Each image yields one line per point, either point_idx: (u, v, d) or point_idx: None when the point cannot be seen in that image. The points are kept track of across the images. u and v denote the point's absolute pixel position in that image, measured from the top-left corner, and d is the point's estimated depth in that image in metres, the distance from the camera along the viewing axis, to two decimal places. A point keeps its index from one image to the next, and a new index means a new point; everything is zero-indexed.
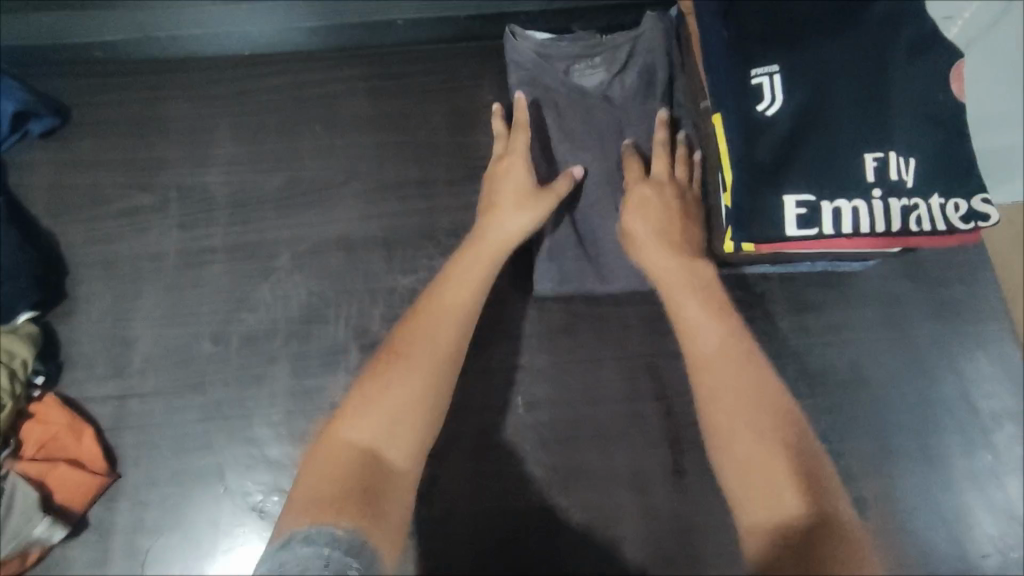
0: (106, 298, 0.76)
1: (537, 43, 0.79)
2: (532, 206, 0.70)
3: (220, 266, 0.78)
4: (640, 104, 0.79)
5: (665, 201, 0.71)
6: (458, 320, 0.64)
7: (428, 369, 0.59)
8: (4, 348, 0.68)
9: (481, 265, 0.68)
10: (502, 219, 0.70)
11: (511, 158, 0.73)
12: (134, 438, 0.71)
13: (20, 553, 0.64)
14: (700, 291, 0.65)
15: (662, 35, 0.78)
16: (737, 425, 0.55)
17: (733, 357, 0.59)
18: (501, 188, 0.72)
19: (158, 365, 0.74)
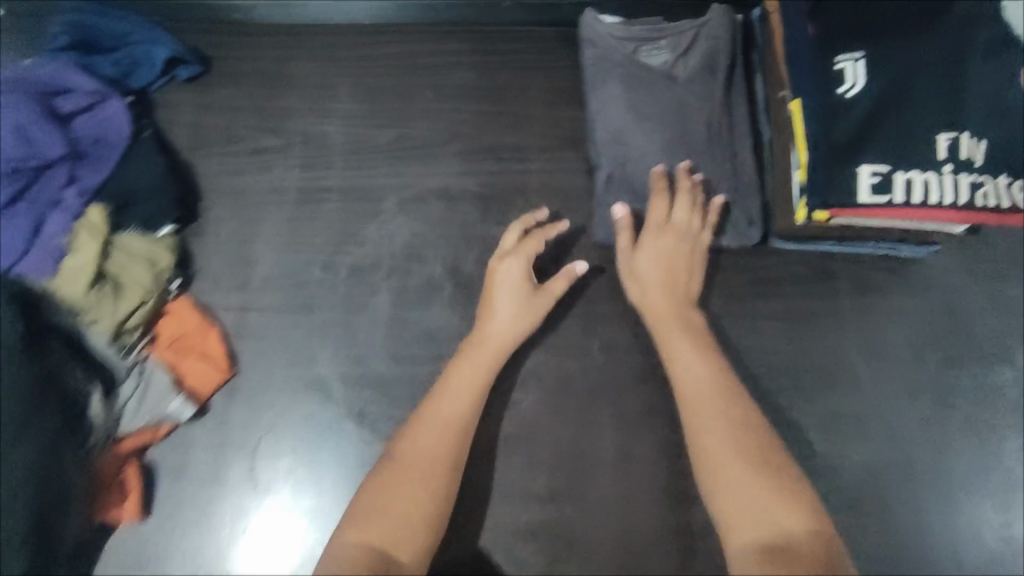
0: (233, 222, 0.87)
1: (613, 27, 0.91)
2: (522, 317, 0.76)
3: (335, 204, 0.88)
4: (703, 84, 0.90)
5: (666, 268, 0.80)
6: (456, 437, 0.69)
7: (429, 476, 0.66)
8: (150, 254, 0.80)
9: (481, 373, 0.74)
10: (498, 333, 0.76)
11: (512, 259, 0.79)
12: (252, 344, 0.80)
13: (155, 426, 0.74)
14: (697, 349, 0.74)
15: (725, 25, 0.91)
16: (726, 460, 0.64)
17: (722, 398, 0.69)
18: (502, 295, 0.77)
19: (275, 283, 0.83)
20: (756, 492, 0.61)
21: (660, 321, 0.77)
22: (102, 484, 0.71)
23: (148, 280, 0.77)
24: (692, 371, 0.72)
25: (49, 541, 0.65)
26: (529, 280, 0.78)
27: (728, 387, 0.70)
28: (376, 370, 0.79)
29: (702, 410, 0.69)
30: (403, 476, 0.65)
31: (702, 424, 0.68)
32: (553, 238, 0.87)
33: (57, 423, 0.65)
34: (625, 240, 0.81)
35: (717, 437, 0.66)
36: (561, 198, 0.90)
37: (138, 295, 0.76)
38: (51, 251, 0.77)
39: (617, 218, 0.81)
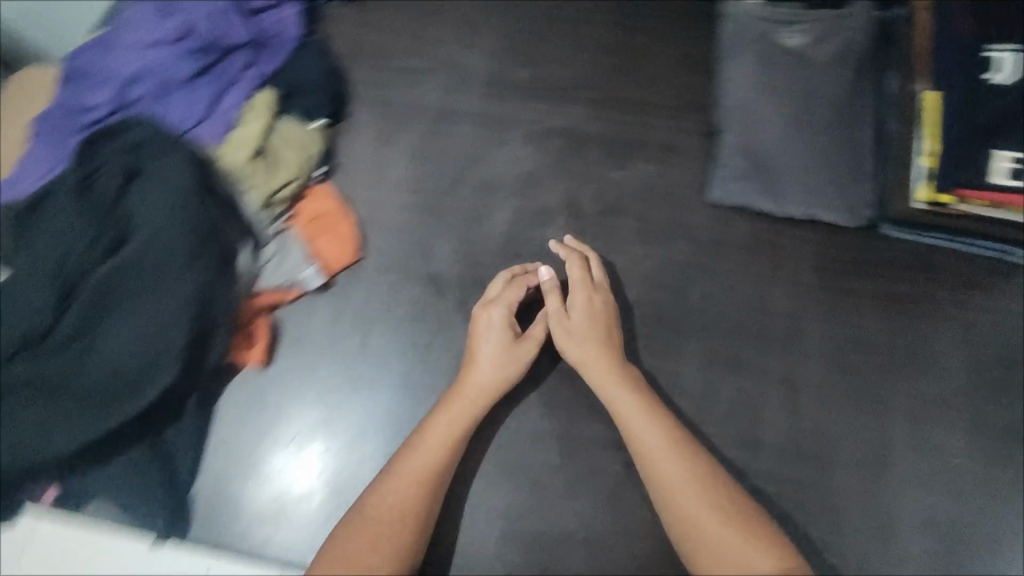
0: (376, 128, 0.95)
1: (754, 6, 0.95)
2: (508, 367, 0.76)
3: (470, 126, 0.95)
4: (835, 70, 0.92)
5: (605, 328, 0.77)
6: (422, 493, 0.68)
7: (395, 520, 0.66)
8: (303, 139, 0.88)
9: (451, 421, 0.72)
10: (478, 383, 0.75)
11: (499, 308, 0.78)
12: (378, 233, 0.88)
13: (286, 290, 0.82)
14: (663, 420, 0.71)
15: (866, 17, 0.93)
16: (704, 529, 0.64)
17: (687, 464, 0.68)
18: (486, 342, 0.77)
19: (406, 185, 0.91)
20: (737, 547, 0.62)
21: (607, 392, 0.74)
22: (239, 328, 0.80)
23: (300, 160, 0.87)
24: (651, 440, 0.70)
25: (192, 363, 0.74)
26: (513, 330, 0.77)
27: (687, 449, 0.69)
28: (485, 277, 0.85)
29: (673, 484, 0.67)
30: (371, 533, 0.64)
31: (675, 496, 0.67)
32: (667, 188, 0.91)
33: (214, 265, 0.76)
34: (553, 300, 0.79)
35: (689, 499, 0.66)
36: (678, 152, 0.94)
37: (290, 171, 0.86)
38: (221, 121, 0.86)
39: (543, 280, 0.80)
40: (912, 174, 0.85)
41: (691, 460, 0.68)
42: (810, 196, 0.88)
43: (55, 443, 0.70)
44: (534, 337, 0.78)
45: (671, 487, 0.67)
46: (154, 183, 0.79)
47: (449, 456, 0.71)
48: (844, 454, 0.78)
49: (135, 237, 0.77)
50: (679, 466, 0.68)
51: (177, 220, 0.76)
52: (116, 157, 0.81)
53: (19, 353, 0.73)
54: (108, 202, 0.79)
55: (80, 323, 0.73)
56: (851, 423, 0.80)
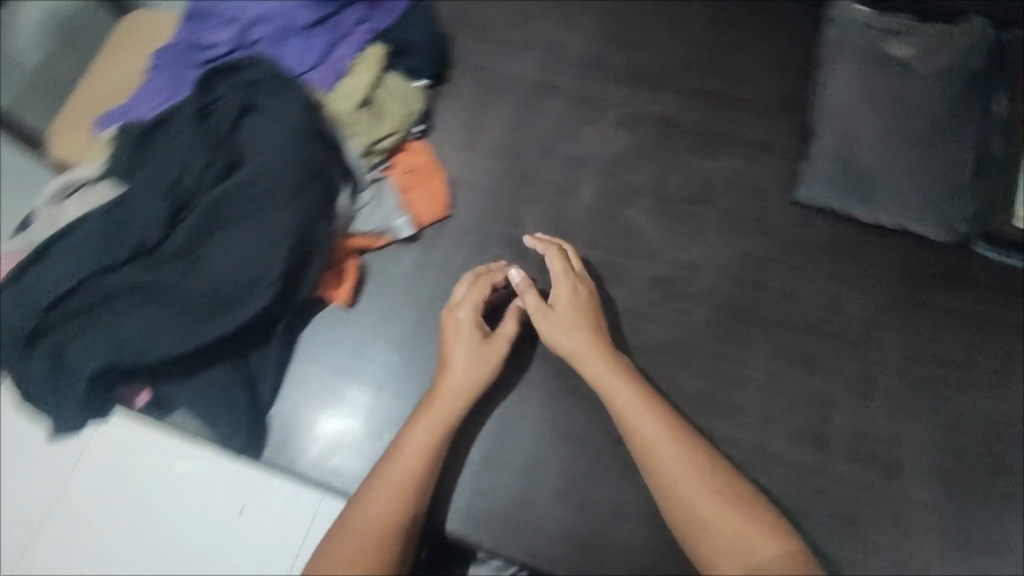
0: (472, 94, 0.97)
1: (867, 13, 0.95)
2: (478, 366, 0.74)
3: (564, 102, 0.97)
4: (944, 82, 0.91)
5: (587, 334, 0.75)
6: (404, 496, 0.66)
7: (383, 517, 0.64)
8: (406, 95, 0.91)
9: (434, 423, 0.71)
10: (453, 383, 0.73)
11: (460, 310, 0.77)
12: (467, 195, 0.90)
13: (377, 235, 0.86)
14: (658, 414, 0.69)
15: (985, 35, 0.92)
16: (707, 524, 0.62)
17: (684, 459, 0.66)
18: (454, 342, 0.75)
19: (497, 153, 0.93)
20: (734, 524, 0.62)
21: (608, 386, 0.72)
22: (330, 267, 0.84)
23: (401, 116, 0.90)
24: (646, 433, 0.68)
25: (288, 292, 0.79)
26: (480, 330, 0.76)
27: (683, 439, 0.68)
28: (567, 249, 0.87)
29: (671, 473, 0.65)
30: (357, 543, 0.62)
31: (675, 493, 0.65)
32: (755, 183, 0.91)
33: (321, 203, 0.81)
34: (529, 299, 0.77)
35: (689, 486, 0.64)
36: (771, 149, 0.93)
37: (391, 124, 0.89)
38: (332, 69, 0.90)
39: (516, 283, 0.79)
40: (1015, 200, 0.86)
41: (688, 447, 0.67)
42: (903, 206, 0.87)
43: (158, 348, 0.74)
44: (504, 336, 0.77)
45: (668, 476, 0.65)
46: (268, 119, 0.83)
47: (432, 456, 0.69)
48: (918, 464, 0.77)
49: (246, 166, 0.81)
50: (675, 457, 0.66)
51: (288, 156, 0.80)
52: (234, 92, 0.86)
53: (82, 283, 0.75)
54: (222, 132, 0.83)
55: (190, 240, 0.78)
56: (924, 437, 0.78)
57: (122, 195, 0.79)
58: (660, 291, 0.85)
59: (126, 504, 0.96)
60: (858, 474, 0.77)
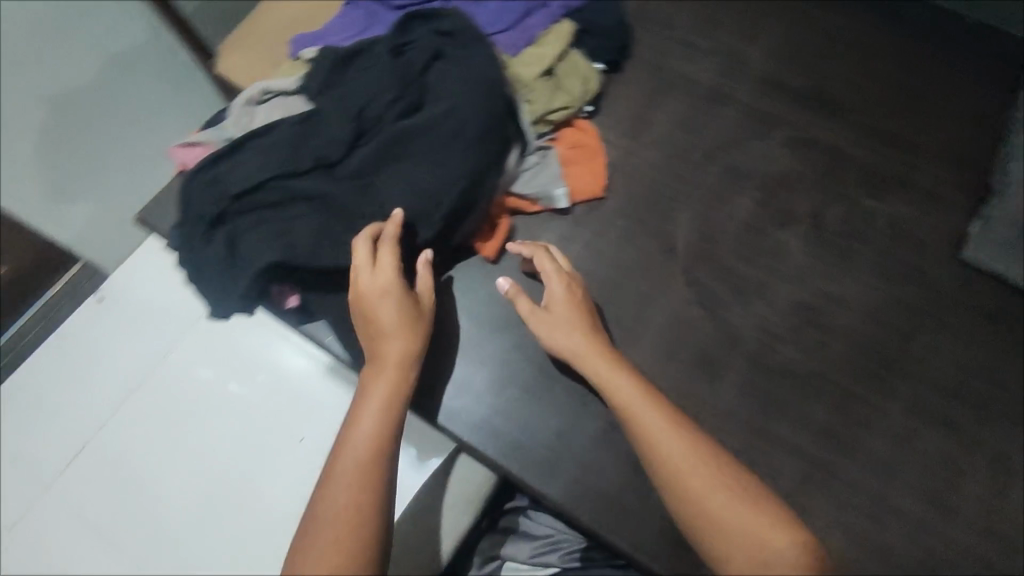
0: (646, 87, 0.98)
1: None
2: (413, 333, 0.74)
3: (734, 112, 0.96)
4: None
5: (567, 338, 0.75)
6: (371, 456, 0.65)
7: (354, 480, 0.63)
8: (587, 73, 0.93)
9: (387, 389, 0.71)
10: (394, 354, 0.72)
11: (383, 278, 0.74)
12: (624, 182, 0.92)
13: (533, 201, 0.89)
14: (656, 406, 0.68)
15: None
16: (708, 515, 0.60)
17: (682, 449, 0.64)
18: (382, 310, 0.73)
19: (660, 148, 0.94)
20: (740, 514, 0.60)
21: (610, 381, 0.71)
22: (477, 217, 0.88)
23: (577, 93, 0.91)
24: (644, 422, 0.67)
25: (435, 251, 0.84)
26: (406, 295, 0.75)
27: (686, 432, 0.65)
28: (712, 255, 0.87)
29: (671, 464, 0.63)
30: (330, 517, 0.61)
31: (671, 479, 0.63)
32: (918, 232, 0.88)
33: (494, 157, 0.84)
34: (520, 303, 0.78)
35: (691, 478, 0.62)
36: (940, 201, 0.90)
37: (567, 99, 0.91)
38: (522, 36, 0.93)
39: (506, 290, 0.79)
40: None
41: (690, 437, 0.65)
42: None
43: (321, 261, 0.79)
44: (424, 306, 0.77)
45: (668, 468, 0.63)
46: (456, 69, 0.86)
47: (389, 417, 0.69)
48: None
49: (429, 108, 0.84)
50: (673, 449, 0.64)
51: (476, 105, 0.83)
52: (427, 36, 0.89)
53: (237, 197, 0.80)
54: (413, 68, 0.86)
55: (364, 166, 0.82)
56: None
57: (313, 111, 0.84)
58: (801, 317, 0.83)
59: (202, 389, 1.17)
60: (983, 548, 0.73)
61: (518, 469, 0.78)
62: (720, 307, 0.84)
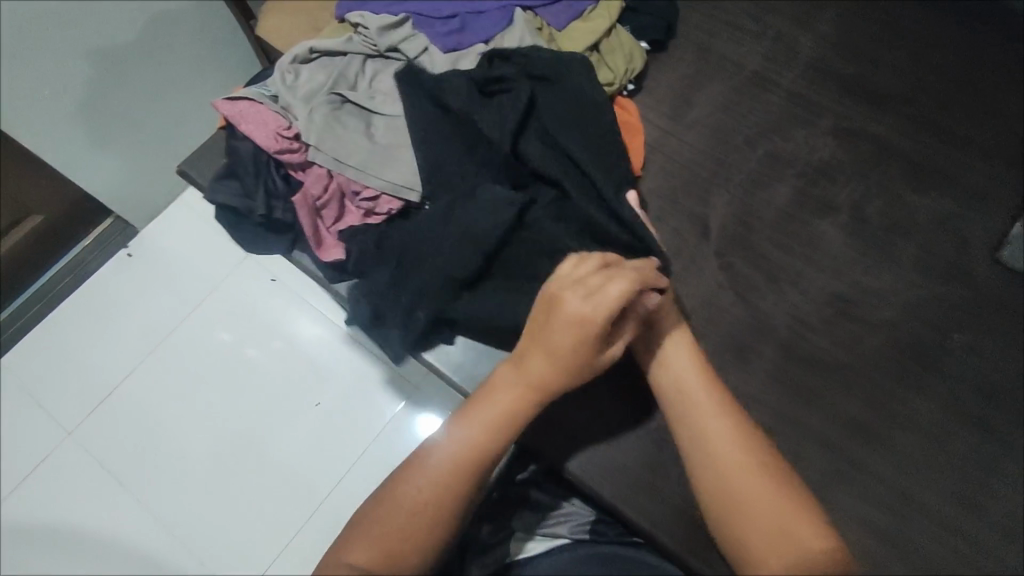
0: (691, 68, 0.98)
1: None
2: (575, 370, 0.65)
3: (778, 100, 0.95)
4: None
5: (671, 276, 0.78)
6: (472, 461, 0.65)
7: (447, 476, 0.64)
8: (631, 51, 0.93)
9: (517, 404, 0.67)
10: (537, 376, 0.66)
11: (586, 305, 0.63)
12: (662, 162, 0.92)
13: None
14: (715, 395, 0.66)
15: None
16: (729, 469, 0.62)
17: (712, 408, 0.65)
18: (563, 332, 0.64)
19: (702, 130, 0.94)
20: (773, 509, 0.60)
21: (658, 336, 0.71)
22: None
23: (621, 70, 0.91)
24: (678, 379, 0.68)
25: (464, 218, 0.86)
26: (591, 334, 0.63)
27: (734, 423, 0.64)
28: (749, 240, 0.87)
29: (715, 453, 0.63)
30: (410, 499, 0.64)
31: (701, 432, 0.64)
32: (960, 230, 0.87)
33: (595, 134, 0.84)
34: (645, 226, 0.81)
35: (729, 466, 0.62)
36: (984, 199, 0.88)
37: (610, 76, 0.90)
38: (569, 10, 0.92)
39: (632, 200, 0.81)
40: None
41: (736, 426, 0.64)
42: None
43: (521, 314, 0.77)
44: (613, 347, 0.66)
45: (711, 456, 0.63)
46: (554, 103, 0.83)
47: (505, 430, 0.66)
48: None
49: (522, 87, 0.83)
50: (720, 440, 0.63)
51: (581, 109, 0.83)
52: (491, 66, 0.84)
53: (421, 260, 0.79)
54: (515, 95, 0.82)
55: (516, 200, 0.78)
56: None
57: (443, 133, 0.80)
58: (834, 308, 0.83)
59: (224, 347, 1.23)
60: (1002, 548, 0.73)
61: (545, 440, 0.79)
62: (752, 293, 0.84)
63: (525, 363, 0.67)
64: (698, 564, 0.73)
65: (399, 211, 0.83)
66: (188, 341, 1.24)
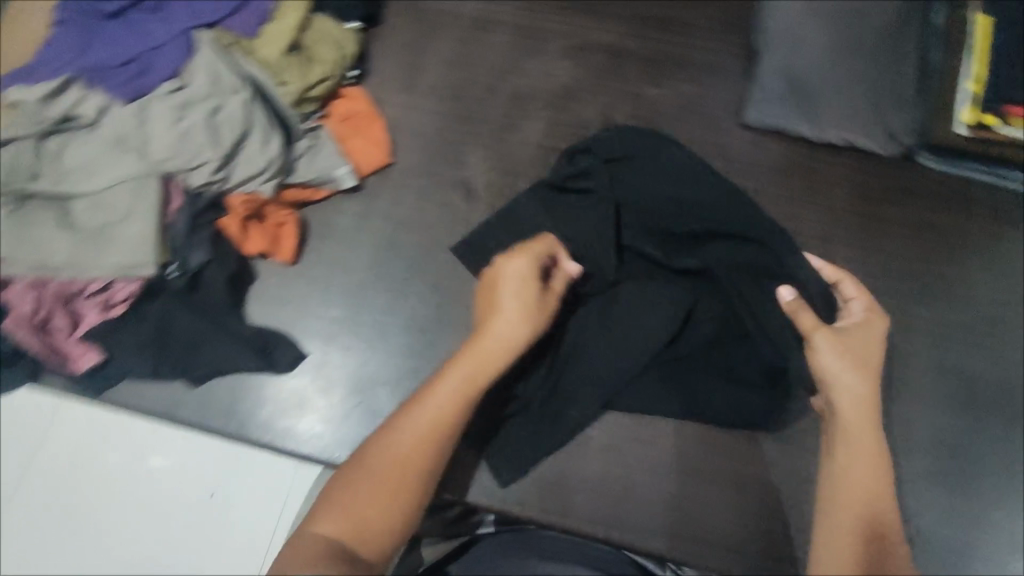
0: (410, 32, 0.92)
1: None
2: (529, 328, 0.67)
3: (506, 36, 0.92)
4: None
5: (840, 355, 0.68)
6: (440, 433, 0.64)
7: (419, 450, 0.63)
8: (339, 37, 0.85)
9: (479, 370, 0.66)
10: (499, 336, 0.66)
11: (518, 260, 0.68)
12: (409, 138, 0.87)
13: (318, 186, 0.83)
14: (863, 471, 0.64)
15: None
16: (840, 536, 0.61)
17: (854, 474, 0.64)
18: (506, 290, 0.67)
19: (439, 94, 0.89)
20: None
21: (849, 435, 0.66)
22: (252, 217, 0.80)
23: (333, 60, 0.84)
24: (844, 464, 0.65)
25: (228, 271, 0.78)
26: (535, 290, 0.67)
27: (870, 502, 0.63)
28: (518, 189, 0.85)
29: (835, 514, 0.63)
30: (380, 470, 0.62)
31: (832, 487, 0.64)
32: (705, 110, 0.89)
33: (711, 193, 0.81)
34: (802, 321, 0.70)
35: (841, 532, 0.61)
36: (718, 74, 0.91)
37: (323, 69, 0.83)
38: (256, 14, 0.83)
39: (789, 301, 0.72)
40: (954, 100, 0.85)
41: (868, 508, 0.62)
42: (847, 122, 0.86)
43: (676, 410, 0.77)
44: (553, 296, 0.70)
45: (831, 516, 0.63)
46: (641, 188, 0.83)
47: (468, 400, 0.65)
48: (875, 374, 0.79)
49: (626, 179, 0.83)
50: (848, 509, 0.62)
51: (694, 191, 0.82)
52: (596, 169, 0.83)
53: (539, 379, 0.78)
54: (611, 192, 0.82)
55: (677, 315, 0.77)
56: None
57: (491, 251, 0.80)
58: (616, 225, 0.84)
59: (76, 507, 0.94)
60: None
61: None
62: None
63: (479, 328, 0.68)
64: (558, 520, 0.75)
65: (143, 291, 0.75)
66: (31, 519, 0.94)
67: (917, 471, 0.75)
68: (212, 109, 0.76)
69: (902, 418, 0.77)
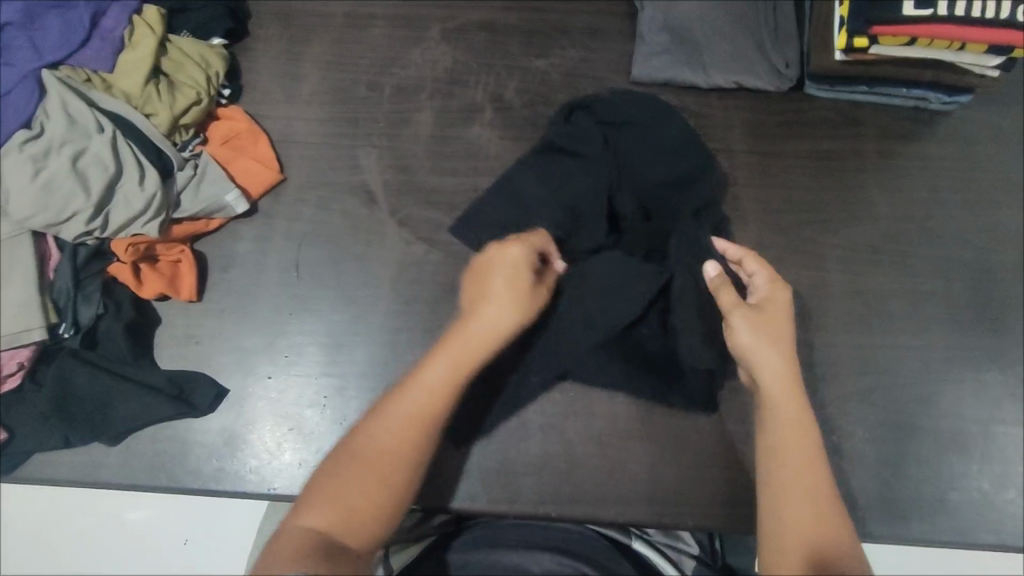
0: (281, 40, 0.88)
1: None
2: (518, 316, 0.65)
3: (381, 29, 0.89)
4: None
5: (755, 327, 0.65)
6: (429, 423, 0.61)
7: (407, 440, 0.60)
8: (203, 57, 0.81)
9: (468, 355, 0.63)
10: (488, 320, 0.64)
11: (517, 247, 0.67)
12: (297, 151, 0.84)
13: (207, 216, 0.79)
14: (794, 439, 0.61)
15: None
16: (784, 514, 0.57)
17: (788, 447, 0.61)
18: (497, 272, 0.66)
19: (322, 100, 0.86)
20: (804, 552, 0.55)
21: (773, 408, 0.63)
22: (142, 261, 0.75)
23: (203, 83, 0.80)
24: (775, 438, 0.61)
25: (125, 319, 0.75)
26: (525, 277, 0.66)
27: (806, 469, 0.59)
28: (417, 183, 0.83)
29: (778, 491, 0.59)
30: (369, 460, 0.59)
31: (769, 465, 0.60)
32: (594, 74, 0.88)
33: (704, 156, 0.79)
34: (723, 296, 0.67)
35: (787, 510, 0.57)
36: (601, 35, 0.90)
37: (193, 93, 0.79)
38: (105, 44, 0.76)
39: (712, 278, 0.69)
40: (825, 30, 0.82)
41: (804, 476, 0.59)
42: (734, 63, 0.85)
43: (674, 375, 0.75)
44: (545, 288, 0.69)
45: (776, 495, 0.59)
46: (636, 150, 0.79)
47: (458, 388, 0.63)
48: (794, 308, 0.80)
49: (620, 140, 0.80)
50: (787, 482, 0.59)
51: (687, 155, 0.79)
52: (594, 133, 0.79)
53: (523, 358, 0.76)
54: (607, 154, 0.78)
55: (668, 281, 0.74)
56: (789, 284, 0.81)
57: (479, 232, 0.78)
58: None
59: None
60: None
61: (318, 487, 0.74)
62: (439, 233, 0.81)
63: (468, 312, 0.66)
64: (508, 507, 0.74)
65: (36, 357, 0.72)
66: None
67: (843, 394, 0.78)
68: (75, 155, 0.71)
69: (823, 345, 0.79)
